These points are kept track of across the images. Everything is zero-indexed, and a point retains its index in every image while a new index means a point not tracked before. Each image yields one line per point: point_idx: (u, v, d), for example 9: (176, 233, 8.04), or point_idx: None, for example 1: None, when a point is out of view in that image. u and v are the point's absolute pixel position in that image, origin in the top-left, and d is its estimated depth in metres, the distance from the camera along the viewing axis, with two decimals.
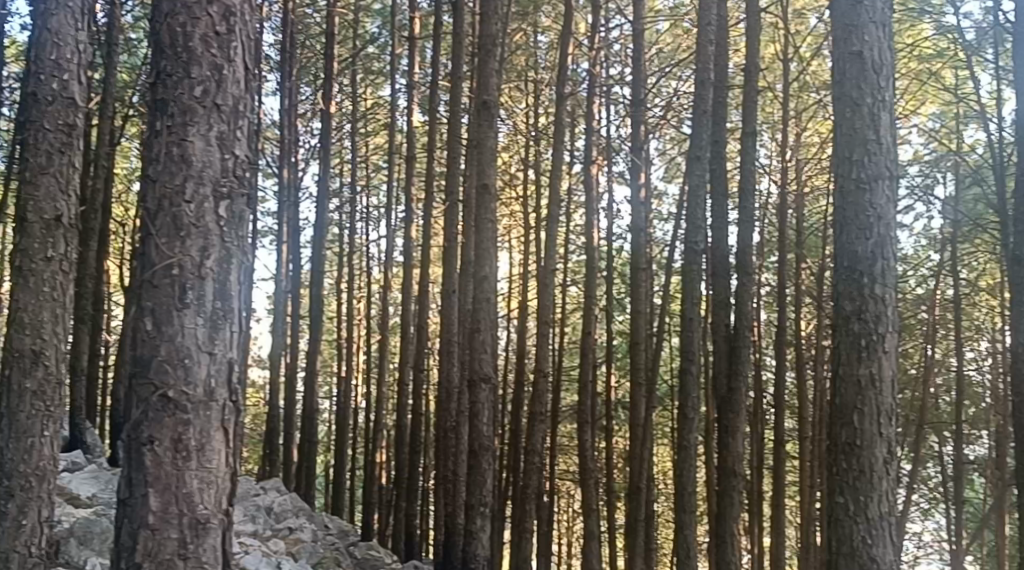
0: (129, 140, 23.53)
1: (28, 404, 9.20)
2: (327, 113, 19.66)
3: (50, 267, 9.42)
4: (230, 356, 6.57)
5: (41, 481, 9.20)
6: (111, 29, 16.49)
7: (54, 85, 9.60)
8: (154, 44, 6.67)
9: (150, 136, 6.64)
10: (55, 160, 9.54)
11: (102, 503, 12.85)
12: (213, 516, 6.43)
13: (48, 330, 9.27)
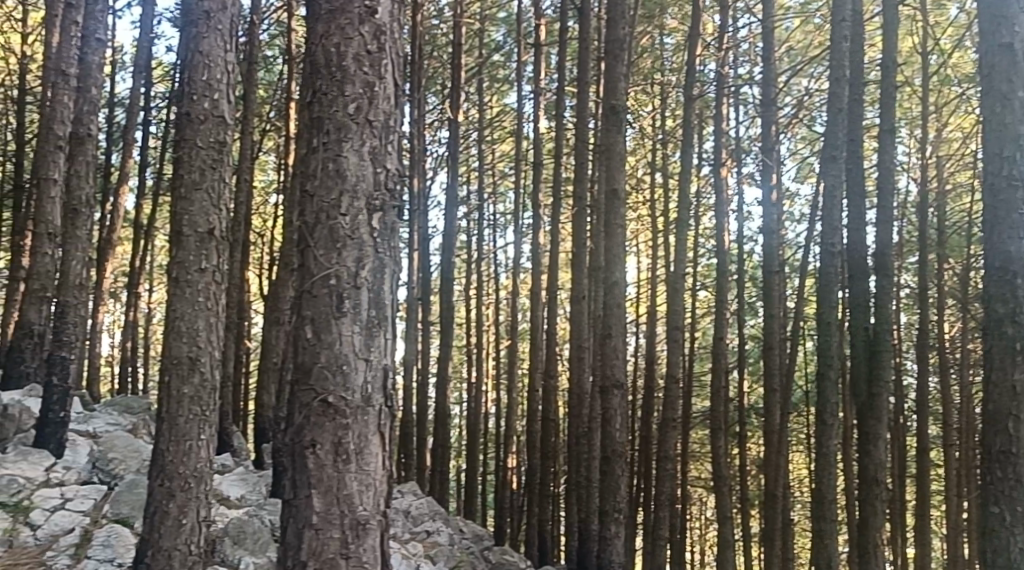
0: (267, 153, 24.35)
1: (186, 409, 9.65)
2: (455, 123, 19.94)
3: (204, 278, 9.84)
4: (386, 362, 6.80)
5: (199, 483, 9.66)
6: (251, 46, 17.08)
7: (207, 105, 10.02)
8: (310, 64, 6.98)
9: (307, 152, 6.93)
10: (208, 176, 9.95)
11: (250, 504, 13.35)
12: (373, 517, 6.67)
13: (203, 338, 9.70)
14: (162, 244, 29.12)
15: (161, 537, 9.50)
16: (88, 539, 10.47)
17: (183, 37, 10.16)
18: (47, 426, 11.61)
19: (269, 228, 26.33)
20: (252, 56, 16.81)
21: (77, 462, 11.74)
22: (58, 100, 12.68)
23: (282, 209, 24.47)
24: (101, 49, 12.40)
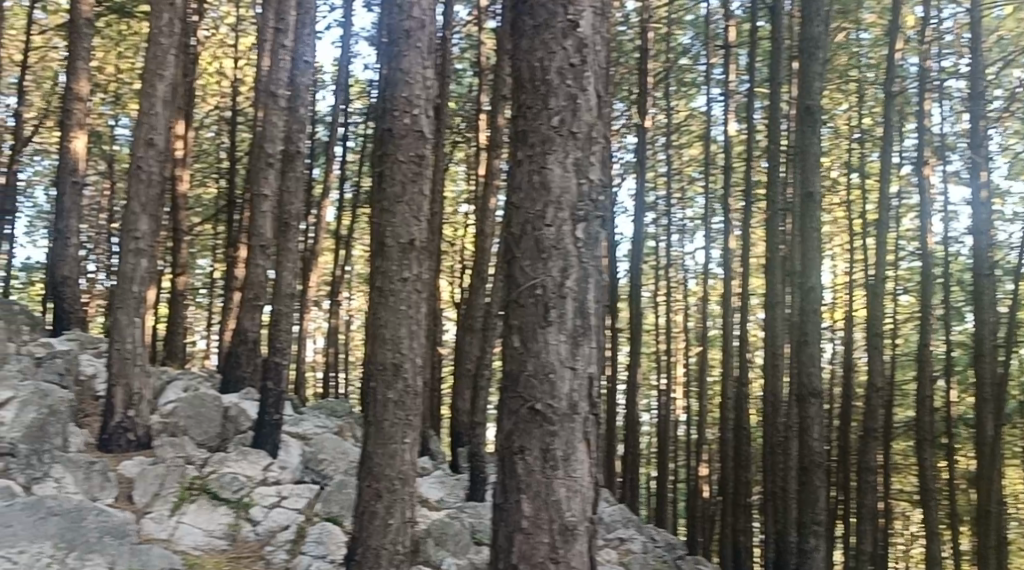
0: (459, 163, 24.87)
1: (391, 413, 10.02)
2: (642, 128, 19.88)
3: (406, 287, 10.15)
4: (591, 370, 6.90)
5: (403, 485, 10.01)
6: (443, 58, 17.47)
7: (407, 120, 10.34)
8: (515, 79, 7.12)
9: (513, 165, 7.09)
10: (409, 189, 10.26)
11: (449, 507, 13.68)
12: (580, 523, 6.78)
13: (407, 346, 10.03)
14: (361, 253, 30.14)
15: (369, 535, 9.94)
16: (303, 536, 10.97)
17: (386, 56, 10.55)
18: (263, 428, 12.14)
19: (461, 237, 26.88)
20: (445, 70, 17.21)
21: (290, 462, 12.23)
22: (267, 119, 13.30)
23: (473, 218, 24.93)
24: (309, 71, 13.07)
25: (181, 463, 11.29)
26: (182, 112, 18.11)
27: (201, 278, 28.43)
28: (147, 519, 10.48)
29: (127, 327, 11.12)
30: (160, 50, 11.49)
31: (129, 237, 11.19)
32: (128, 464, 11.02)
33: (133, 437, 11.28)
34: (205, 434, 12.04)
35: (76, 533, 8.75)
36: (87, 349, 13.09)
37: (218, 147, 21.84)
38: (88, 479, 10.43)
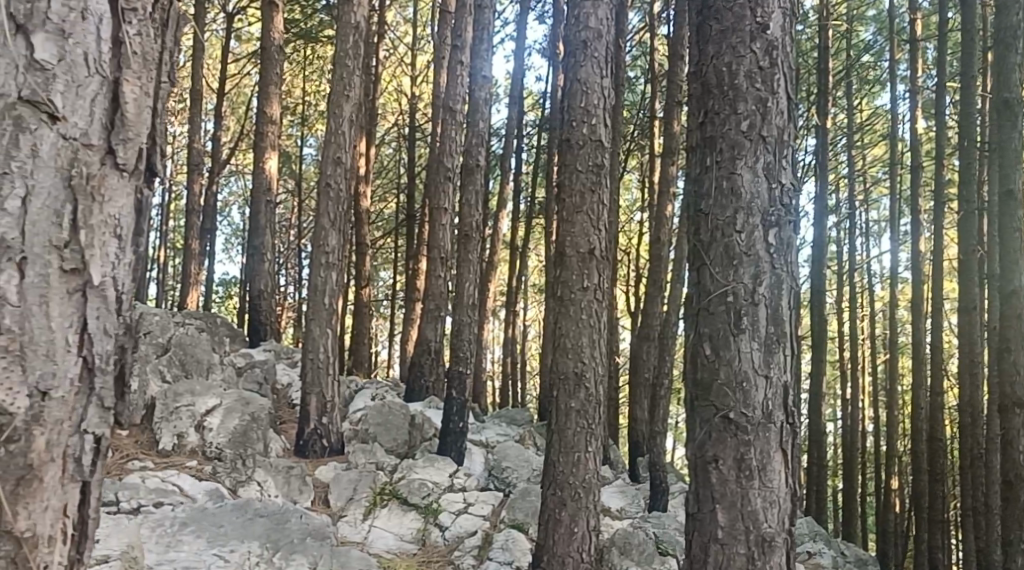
0: (634, 171, 24.72)
1: (573, 421, 9.33)
2: (822, 129, 19.29)
3: (586, 296, 9.43)
4: (788, 379, 5.60)
5: (588, 493, 9.30)
6: (616, 65, 17.39)
7: (584, 129, 9.55)
8: (701, 86, 5.87)
9: (700, 172, 5.82)
10: (587, 199, 9.46)
11: (629, 516, 13.37)
12: (778, 533, 5.49)
13: (588, 354, 9.31)
14: (537, 264, 30.37)
15: (555, 543, 9.23)
16: (489, 542, 10.80)
17: (564, 68, 9.72)
18: (448, 436, 12.35)
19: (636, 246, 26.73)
20: (618, 76, 17.09)
21: (474, 470, 12.51)
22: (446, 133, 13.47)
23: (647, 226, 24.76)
24: (487, 86, 12.96)
25: (372, 469, 11.57)
26: (364, 130, 18.63)
27: (383, 290, 29.26)
28: (343, 523, 10.48)
29: (320, 338, 11.38)
30: (347, 71, 11.84)
31: (320, 252, 11.56)
32: (323, 469, 11.29)
33: (325, 442, 11.60)
34: (393, 442, 12.30)
35: (282, 533, 8.62)
36: (281, 360, 13.71)
37: (398, 162, 22.39)
38: (287, 482, 10.60)
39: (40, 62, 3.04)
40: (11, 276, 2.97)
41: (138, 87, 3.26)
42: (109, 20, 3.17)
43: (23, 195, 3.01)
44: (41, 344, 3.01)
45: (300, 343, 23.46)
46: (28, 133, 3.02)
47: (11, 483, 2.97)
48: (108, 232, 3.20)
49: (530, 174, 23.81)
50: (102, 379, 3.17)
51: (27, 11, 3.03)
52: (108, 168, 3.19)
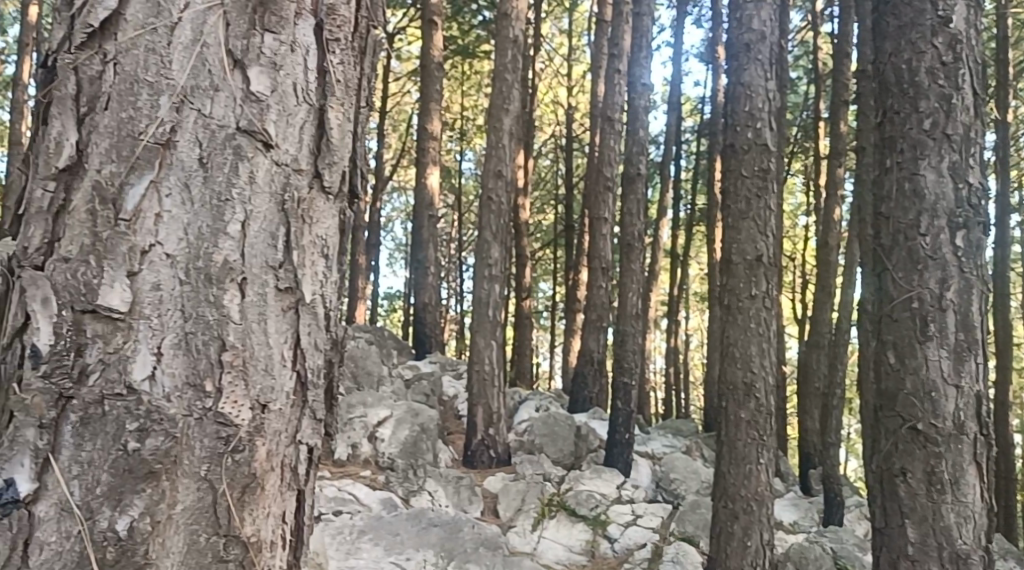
0: (798, 175, 23.93)
1: (743, 432, 7.96)
2: (1002, 123, 18.34)
3: (756, 304, 7.97)
4: (982, 388, 4.72)
5: (761, 506, 7.96)
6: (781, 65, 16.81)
7: (749, 134, 8.01)
8: (878, 85, 5.04)
9: (879, 175, 5.02)
10: (754, 204, 7.97)
11: (805, 531, 12.89)
12: (975, 550, 4.63)
13: (759, 366, 7.87)
14: (698, 271, 29.92)
15: (726, 556, 7.91)
16: (660, 554, 10.32)
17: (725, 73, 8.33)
18: (615, 447, 11.92)
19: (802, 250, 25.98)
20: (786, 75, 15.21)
21: (642, 481, 12.25)
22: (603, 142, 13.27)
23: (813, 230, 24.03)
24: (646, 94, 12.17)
25: (539, 481, 11.12)
26: (522, 144, 18.46)
27: (544, 301, 29.27)
28: (511, 532, 10.10)
29: (484, 349, 11.22)
30: (505, 85, 11.55)
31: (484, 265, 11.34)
32: (491, 479, 10.98)
33: (492, 453, 11.36)
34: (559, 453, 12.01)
35: (454, 542, 8.67)
36: (446, 371, 13.80)
37: (556, 174, 22.23)
38: (458, 492, 10.41)
39: (256, 91, 2.23)
40: (238, 295, 2.17)
41: (345, 113, 2.40)
42: (318, 48, 2.32)
43: (246, 217, 2.19)
44: (263, 359, 2.19)
45: (464, 355, 23.70)
46: (246, 161, 2.21)
47: (238, 492, 2.15)
48: (318, 253, 2.33)
49: (690, 180, 23.38)
50: (317, 394, 2.30)
51: (242, 41, 2.23)
52: (317, 191, 2.33)
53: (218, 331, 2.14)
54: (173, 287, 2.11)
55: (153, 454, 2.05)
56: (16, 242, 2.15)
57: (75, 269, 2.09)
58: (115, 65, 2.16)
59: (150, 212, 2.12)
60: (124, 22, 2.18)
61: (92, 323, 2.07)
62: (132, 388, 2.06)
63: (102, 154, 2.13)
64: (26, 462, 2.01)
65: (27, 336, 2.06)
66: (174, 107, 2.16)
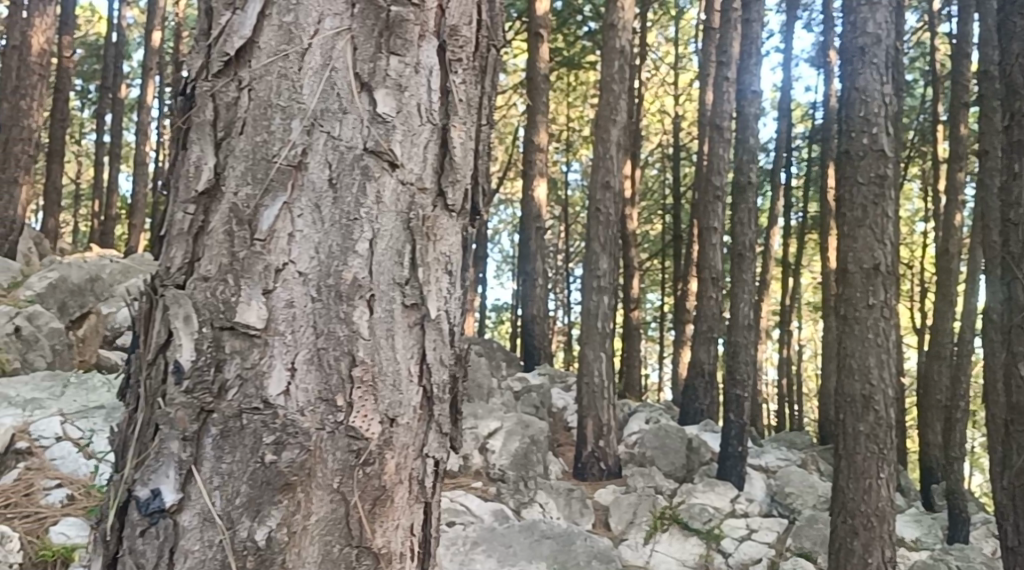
0: (915, 180, 23.10)
1: (861, 445, 6.49)
2: None
3: (875, 315, 6.39)
4: None
5: (884, 523, 6.42)
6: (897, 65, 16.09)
7: (864, 140, 6.40)
8: (1005, 87, 4.73)
9: (1007, 180, 4.74)
10: (871, 212, 6.36)
11: (927, 547, 12.07)
12: None
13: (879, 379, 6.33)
14: (810, 280, 29.14)
15: None
16: None
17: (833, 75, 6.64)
18: (727, 459, 10.08)
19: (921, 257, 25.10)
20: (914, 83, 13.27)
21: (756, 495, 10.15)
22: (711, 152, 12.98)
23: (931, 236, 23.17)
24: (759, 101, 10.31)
25: (651, 493, 9.57)
26: (628, 154, 17.15)
27: (652, 312, 28.87)
28: (623, 545, 8.73)
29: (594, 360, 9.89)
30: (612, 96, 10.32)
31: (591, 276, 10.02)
32: (603, 491, 9.49)
33: (604, 465, 9.78)
34: (672, 465, 10.18)
35: (568, 555, 7.51)
36: (556, 383, 12.40)
37: (664, 185, 20.54)
38: (568, 504, 9.03)
39: (381, 112, 2.29)
40: (367, 312, 2.23)
41: (467, 132, 2.41)
42: (440, 68, 2.36)
43: (373, 236, 2.25)
44: (391, 375, 2.24)
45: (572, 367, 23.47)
46: (374, 181, 2.27)
47: (369, 504, 2.21)
48: (442, 271, 2.35)
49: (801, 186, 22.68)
50: (443, 408, 2.32)
51: (369, 64, 2.30)
52: (440, 210, 2.36)
53: (348, 346, 2.21)
54: (304, 304, 2.20)
55: (289, 466, 2.15)
56: (160, 260, 2.28)
57: (214, 287, 2.20)
58: (249, 90, 2.27)
59: (283, 232, 2.22)
60: (258, 49, 2.28)
61: (229, 340, 2.18)
62: (268, 403, 2.16)
63: (237, 177, 2.24)
64: (172, 473, 2.15)
65: (169, 352, 2.19)
66: (305, 130, 2.25)
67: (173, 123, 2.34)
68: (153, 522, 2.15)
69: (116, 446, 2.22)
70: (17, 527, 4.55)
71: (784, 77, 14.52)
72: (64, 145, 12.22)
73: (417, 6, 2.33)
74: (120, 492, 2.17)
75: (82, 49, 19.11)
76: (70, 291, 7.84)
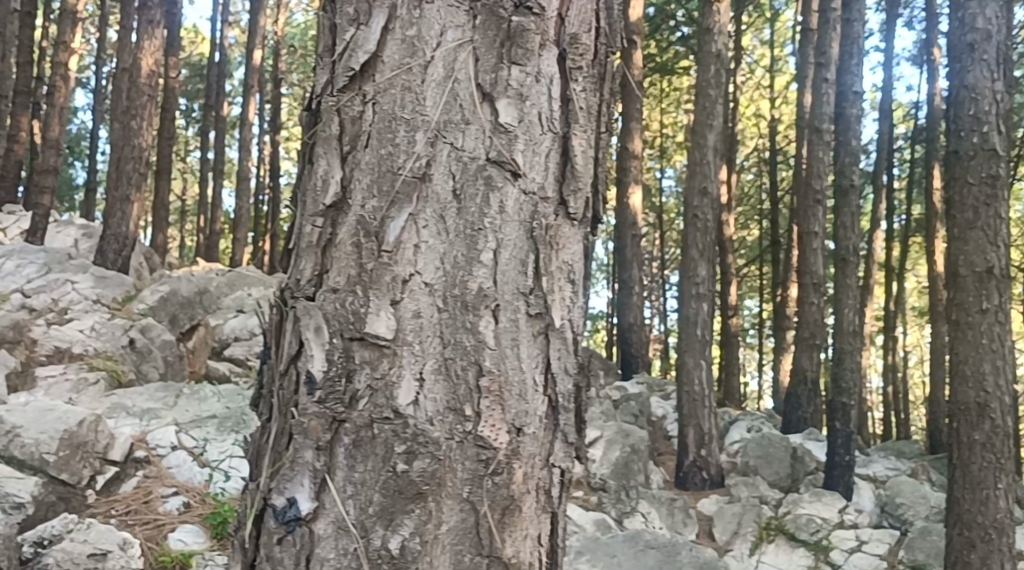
0: None
1: (977, 454, 5.71)
2: None
3: (988, 320, 5.71)
4: None
5: (1004, 536, 5.64)
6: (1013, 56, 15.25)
7: (974, 139, 5.73)
8: None
9: None
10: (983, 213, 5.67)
11: None
12: None
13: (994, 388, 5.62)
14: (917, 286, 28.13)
15: None
16: None
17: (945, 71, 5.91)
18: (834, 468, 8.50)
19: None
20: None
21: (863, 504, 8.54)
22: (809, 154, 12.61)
23: None
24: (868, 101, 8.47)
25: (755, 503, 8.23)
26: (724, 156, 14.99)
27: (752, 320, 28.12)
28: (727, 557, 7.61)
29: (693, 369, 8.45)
30: (706, 101, 8.77)
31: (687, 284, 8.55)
32: (704, 501, 8.25)
33: (707, 474, 8.45)
34: (777, 474, 8.67)
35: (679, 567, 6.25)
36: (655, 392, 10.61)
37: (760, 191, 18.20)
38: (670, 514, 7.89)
39: (503, 122, 2.31)
40: (492, 321, 2.26)
41: (588, 140, 2.40)
42: (561, 76, 2.36)
43: (497, 246, 2.28)
44: (517, 385, 2.26)
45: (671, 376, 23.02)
46: (497, 191, 2.29)
47: (499, 514, 2.24)
48: (565, 279, 2.34)
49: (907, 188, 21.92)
50: (568, 418, 2.32)
51: (491, 75, 2.32)
52: (563, 218, 2.35)
53: (475, 356, 2.25)
54: (431, 314, 2.25)
55: (421, 476, 2.20)
56: (290, 273, 2.33)
57: (343, 299, 2.26)
58: (373, 104, 2.31)
59: (409, 243, 2.26)
60: (381, 63, 2.32)
61: (359, 350, 2.24)
62: (398, 412, 2.22)
63: (363, 190, 2.29)
64: (307, 482, 2.22)
65: (301, 362, 2.25)
66: (429, 142, 2.29)
67: (300, 138, 2.38)
68: (290, 530, 2.21)
69: (251, 457, 2.29)
70: (137, 533, 4.63)
71: (886, 77, 14.02)
72: (169, 164, 12.52)
73: (537, 15, 2.34)
74: (256, 501, 2.24)
75: (188, 70, 19.56)
76: (181, 305, 7.76)
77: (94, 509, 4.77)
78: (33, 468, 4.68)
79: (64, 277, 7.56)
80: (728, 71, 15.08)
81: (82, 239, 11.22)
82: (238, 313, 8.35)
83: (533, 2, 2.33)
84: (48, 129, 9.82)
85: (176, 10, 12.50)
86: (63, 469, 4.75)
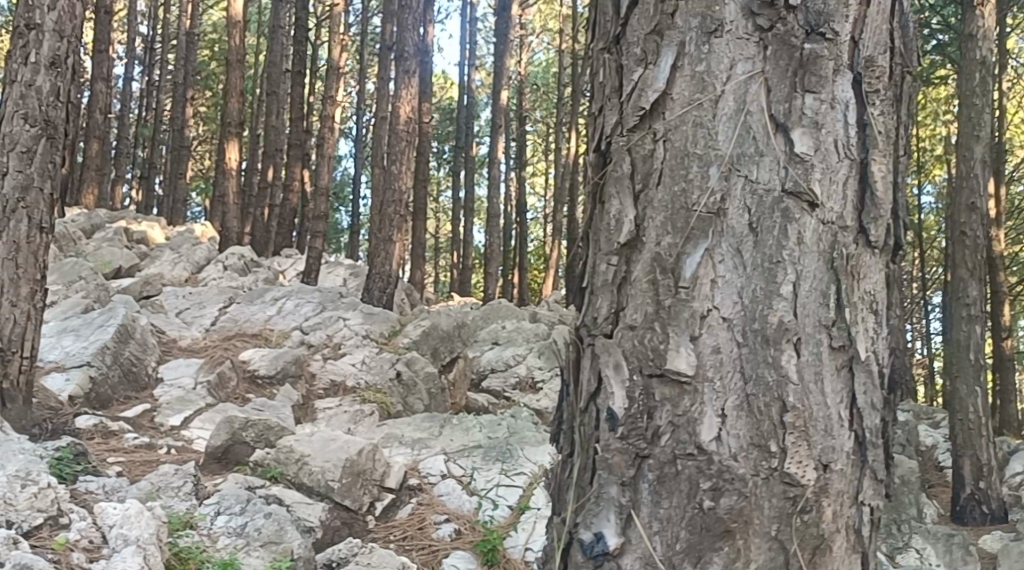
0: None
1: None
2: None
3: None
4: None
5: None
6: None
7: None
8: None
9: None
10: None
11: None
12: None
13: None
14: None
15: None
16: None
17: None
18: None
19: None
20: None
21: None
22: None
23: None
24: None
25: None
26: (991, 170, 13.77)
27: None
28: None
29: (968, 398, 7.15)
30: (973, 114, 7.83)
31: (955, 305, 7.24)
32: (986, 538, 6.82)
33: (988, 508, 7.09)
34: None
35: None
36: (921, 419, 9.69)
37: None
38: (948, 551, 6.46)
39: (799, 152, 2.28)
40: (795, 356, 2.23)
41: (888, 165, 2.32)
42: (857, 101, 2.29)
43: (797, 278, 2.25)
44: (823, 420, 2.23)
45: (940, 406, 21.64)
46: (795, 222, 2.26)
47: (810, 553, 2.21)
48: (869, 310, 2.28)
49: None
50: (877, 453, 2.26)
51: (785, 104, 2.29)
52: (863, 247, 2.29)
53: (778, 392, 2.23)
54: (731, 350, 2.24)
55: (728, 513, 2.20)
56: (586, 311, 2.39)
57: (641, 335, 2.29)
58: (664, 141, 2.32)
59: (706, 279, 2.27)
60: (671, 101, 2.33)
61: (659, 387, 2.26)
62: (701, 448, 2.22)
63: (658, 227, 2.31)
64: (613, 517, 2.25)
65: (601, 399, 2.31)
66: (723, 175, 2.28)
67: (591, 180, 2.43)
68: (598, 565, 2.25)
69: (556, 491, 2.37)
70: (415, 558, 4.75)
71: None
72: (425, 204, 13.04)
73: (831, 40, 2.29)
74: (564, 534, 2.30)
75: (441, 112, 20.37)
76: (442, 337, 7.81)
77: (375, 534, 4.93)
78: (320, 494, 4.92)
79: (337, 314, 8.01)
80: (994, 78, 14.17)
81: (351, 277, 11.85)
82: (495, 342, 8.46)
83: (827, 28, 2.29)
84: (318, 177, 10.45)
85: (429, 56, 13.01)
86: (346, 496, 4.96)
